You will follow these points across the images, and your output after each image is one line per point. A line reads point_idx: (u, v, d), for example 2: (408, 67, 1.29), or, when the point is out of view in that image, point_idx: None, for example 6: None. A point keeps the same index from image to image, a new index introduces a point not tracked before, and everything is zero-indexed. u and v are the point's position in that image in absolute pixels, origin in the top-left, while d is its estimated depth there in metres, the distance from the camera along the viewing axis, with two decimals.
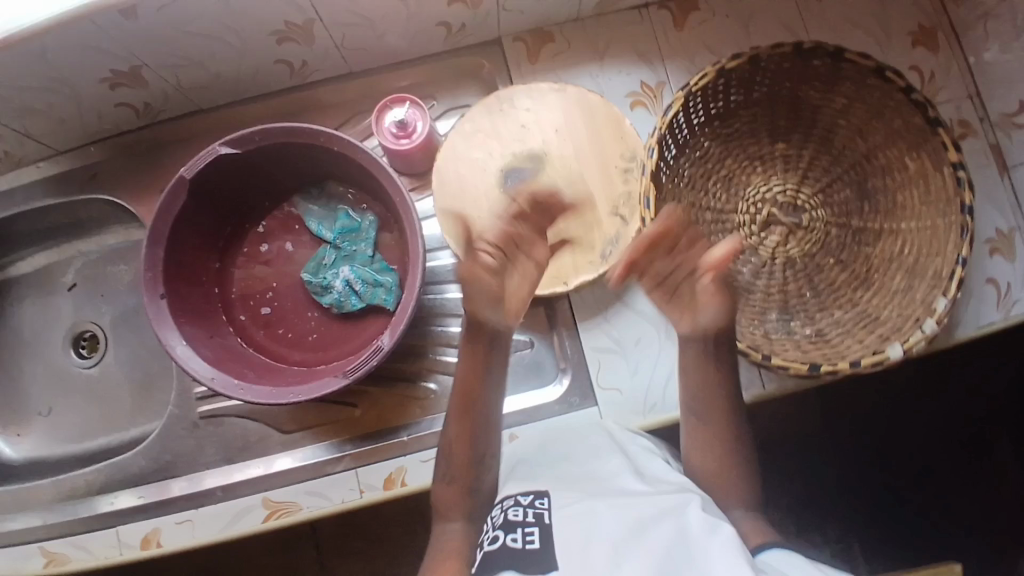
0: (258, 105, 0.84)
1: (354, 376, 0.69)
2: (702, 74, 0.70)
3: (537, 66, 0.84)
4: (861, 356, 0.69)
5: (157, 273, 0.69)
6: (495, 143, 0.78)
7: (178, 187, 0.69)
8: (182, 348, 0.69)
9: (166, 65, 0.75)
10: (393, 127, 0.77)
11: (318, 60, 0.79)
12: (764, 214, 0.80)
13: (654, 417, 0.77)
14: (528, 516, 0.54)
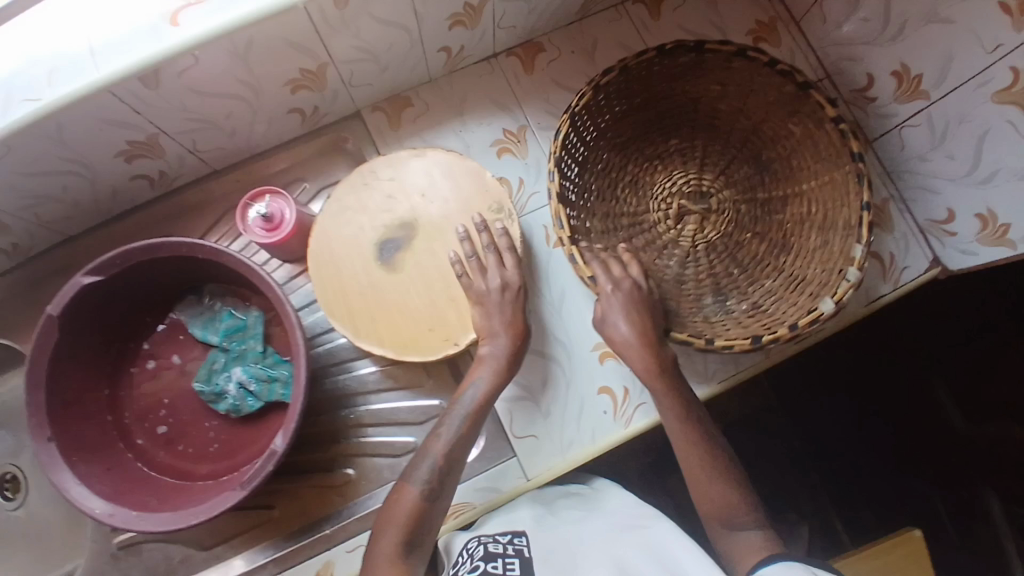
0: (131, 222, 0.84)
1: (250, 487, 0.65)
2: (580, 94, 0.70)
3: (400, 132, 0.85)
4: (798, 318, 0.68)
5: (42, 418, 0.67)
6: (364, 217, 0.74)
7: (47, 325, 0.68)
8: (79, 489, 0.67)
9: (22, 205, 0.74)
10: (260, 222, 0.75)
11: (177, 168, 0.80)
12: (676, 206, 0.77)
13: (571, 457, 0.76)
14: (508, 549, 0.61)
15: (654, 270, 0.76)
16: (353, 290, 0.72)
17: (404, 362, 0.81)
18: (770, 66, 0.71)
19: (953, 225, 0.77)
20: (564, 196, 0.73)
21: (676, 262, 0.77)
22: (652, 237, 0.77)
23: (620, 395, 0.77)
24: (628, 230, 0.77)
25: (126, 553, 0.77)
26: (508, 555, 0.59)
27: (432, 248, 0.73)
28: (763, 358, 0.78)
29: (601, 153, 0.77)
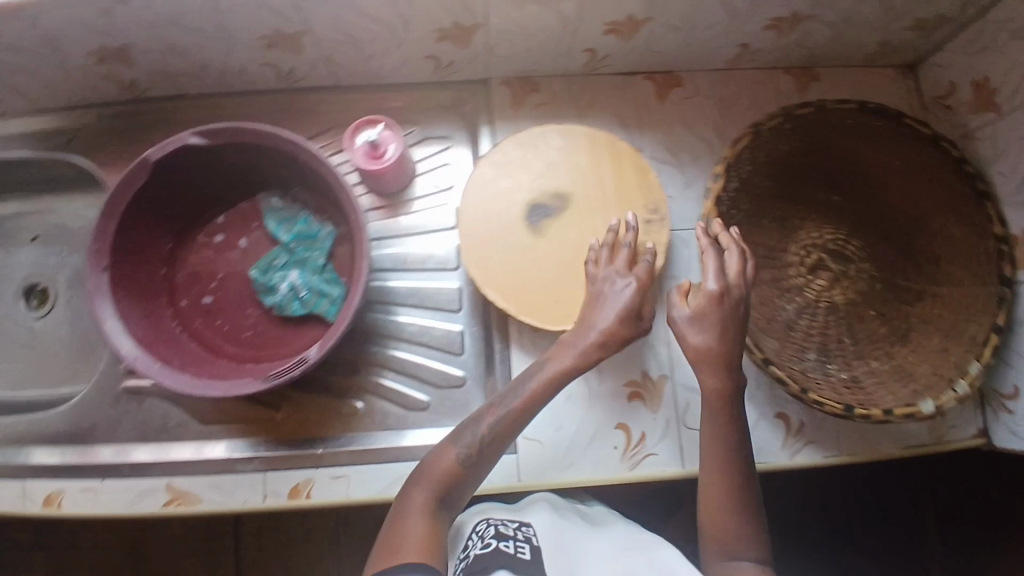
0: (244, 102, 0.87)
1: (274, 382, 0.68)
2: (771, 116, 0.77)
3: (519, 113, 0.86)
4: (894, 405, 0.73)
5: (104, 247, 0.70)
6: (522, 175, 0.73)
7: (142, 166, 0.70)
8: (115, 323, 0.69)
9: (157, 50, 0.76)
10: (366, 148, 0.79)
11: (305, 69, 0.82)
12: (814, 258, 0.83)
13: (569, 475, 0.77)
14: (516, 534, 0.64)
15: (773, 307, 0.80)
16: (491, 239, 0.70)
17: (445, 325, 0.83)
18: (957, 164, 0.76)
19: (1015, 403, 0.76)
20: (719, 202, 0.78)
21: (794, 308, 0.81)
22: (783, 276, 0.82)
23: (634, 436, 0.77)
24: (765, 260, 0.81)
25: (128, 399, 0.80)
26: (518, 540, 0.63)
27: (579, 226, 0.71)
28: (788, 460, 0.78)
29: (768, 183, 0.83)
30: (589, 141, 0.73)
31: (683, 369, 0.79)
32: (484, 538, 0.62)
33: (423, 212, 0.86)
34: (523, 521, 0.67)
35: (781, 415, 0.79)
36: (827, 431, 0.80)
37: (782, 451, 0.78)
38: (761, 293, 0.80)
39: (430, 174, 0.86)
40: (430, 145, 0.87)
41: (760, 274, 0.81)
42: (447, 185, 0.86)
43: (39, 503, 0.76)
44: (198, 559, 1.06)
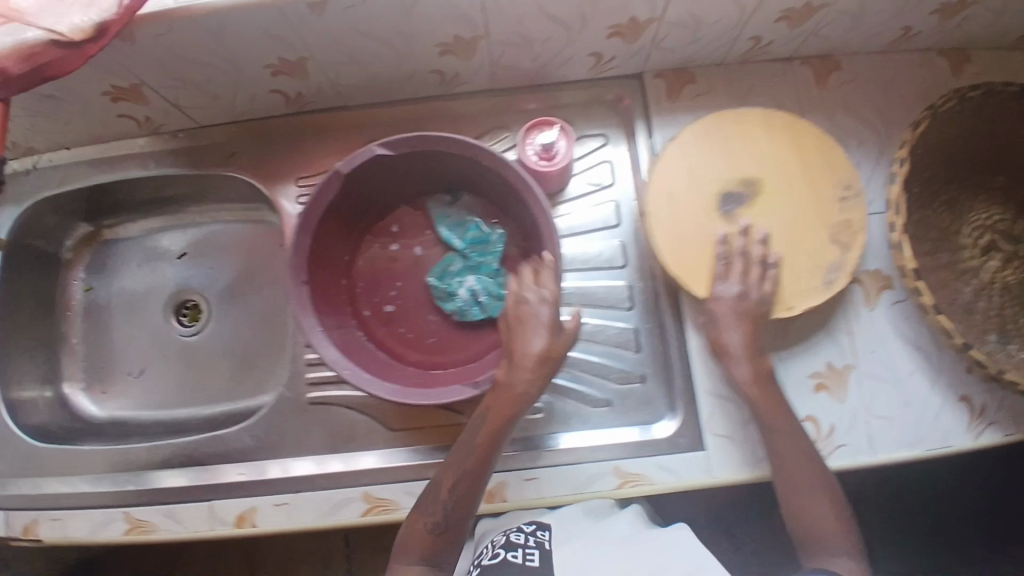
0: (399, 109, 0.87)
1: (485, 386, 0.68)
2: (948, 97, 0.76)
3: (677, 104, 0.83)
4: None
5: (303, 260, 0.69)
6: (711, 160, 0.70)
7: (332, 177, 0.69)
8: (320, 336, 0.69)
9: (331, 61, 0.76)
10: (535, 154, 0.77)
11: (469, 73, 0.81)
12: (987, 239, 0.82)
13: (760, 471, 0.77)
14: (529, 540, 0.73)
15: (952, 289, 0.79)
16: (693, 227, 0.68)
17: (619, 325, 0.83)
18: None
19: None
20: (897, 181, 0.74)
21: (971, 290, 0.80)
22: (957, 259, 0.81)
23: (823, 427, 0.78)
24: (939, 241, 0.81)
25: (313, 410, 0.83)
26: (527, 545, 0.72)
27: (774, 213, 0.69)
28: (972, 443, 0.79)
29: (940, 166, 0.82)
30: (766, 120, 0.70)
31: (867, 357, 0.79)
32: (495, 548, 0.73)
33: (586, 211, 0.84)
34: (542, 524, 0.75)
35: (965, 399, 0.79)
36: (1009, 413, 0.79)
37: (967, 435, 0.78)
38: (939, 275, 0.79)
39: (590, 172, 0.84)
40: (588, 142, 0.85)
41: (936, 257, 0.80)
42: (609, 181, 0.84)
43: (232, 523, 0.80)
44: (314, 556, 1.18)
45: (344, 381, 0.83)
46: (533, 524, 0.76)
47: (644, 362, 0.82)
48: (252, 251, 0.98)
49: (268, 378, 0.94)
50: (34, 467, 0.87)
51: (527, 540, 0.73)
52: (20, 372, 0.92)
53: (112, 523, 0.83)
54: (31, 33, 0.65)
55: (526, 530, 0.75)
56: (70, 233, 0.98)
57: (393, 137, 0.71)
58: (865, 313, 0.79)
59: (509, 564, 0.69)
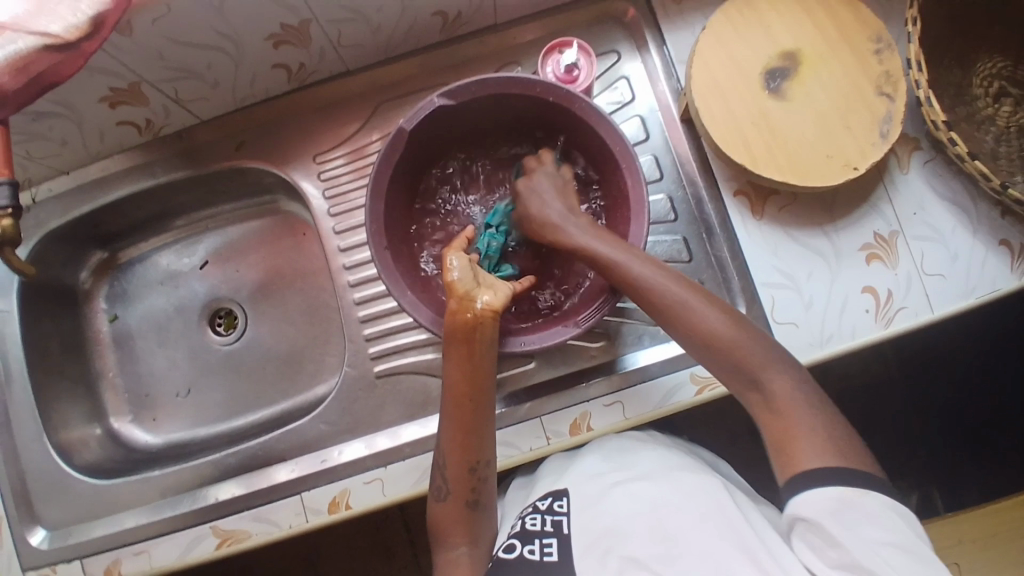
0: (408, 63, 0.85)
1: (588, 322, 0.70)
2: None
3: (683, 7, 0.83)
4: None
5: (380, 227, 0.69)
6: (745, 49, 0.77)
7: (398, 138, 0.70)
8: (412, 297, 0.69)
9: (335, 20, 0.75)
10: (560, 73, 0.77)
11: (471, 11, 0.80)
12: (997, 87, 0.84)
13: (830, 348, 0.79)
14: (545, 526, 0.65)
15: (975, 139, 0.83)
16: (740, 114, 0.75)
17: (666, 237, 0.83)
18: None
19: None
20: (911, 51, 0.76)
21: (992, 137, 0.83)
22: (973, 111, 0.84)
23: (883, 296, 0.79)
24: (953, 97, 0.84)
25: (383, 383, 0.79)
26: (545, 534, 0.64)
27: (820, 78, 0.75)
28: (1019, 283, 0.79)
29: (941, 23, 0.84)
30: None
31: (911, 221, 0.80)
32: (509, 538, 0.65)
33: None
34: (558, 493, 0.69)
35: (1005, 242, 0.80)
36: None
37: (1012, 276, 0.79)
38: (960, 129, 0.83)
39: (609, 92, 0.85)
40: (601, 62, 0.86)
41: (954, 112, 0.83)
42: (630, 98, 0.85)
43: (326, 510, 0.75)
44: (374, 548, 1.07)
45: (411, 346, 0.79)
46: (548, 496, 0.69)
47: (699, 269, 0.83)
48: (277, 244, 0.94)
49: (320, 370, 0.90)
50: (100, 507, 0.83)
51: (546, 527, 0.65)
52: (65, 413, 0.89)
53: (200, 540, 0.77)
54: (23, 41, 0.63)
55: (541, 508, 0.68)
56: (84, 263, 0.94)
57: (450, 88, 0.71)
58: (901, 178, 0.81)
59: (527, 561, 0.61)
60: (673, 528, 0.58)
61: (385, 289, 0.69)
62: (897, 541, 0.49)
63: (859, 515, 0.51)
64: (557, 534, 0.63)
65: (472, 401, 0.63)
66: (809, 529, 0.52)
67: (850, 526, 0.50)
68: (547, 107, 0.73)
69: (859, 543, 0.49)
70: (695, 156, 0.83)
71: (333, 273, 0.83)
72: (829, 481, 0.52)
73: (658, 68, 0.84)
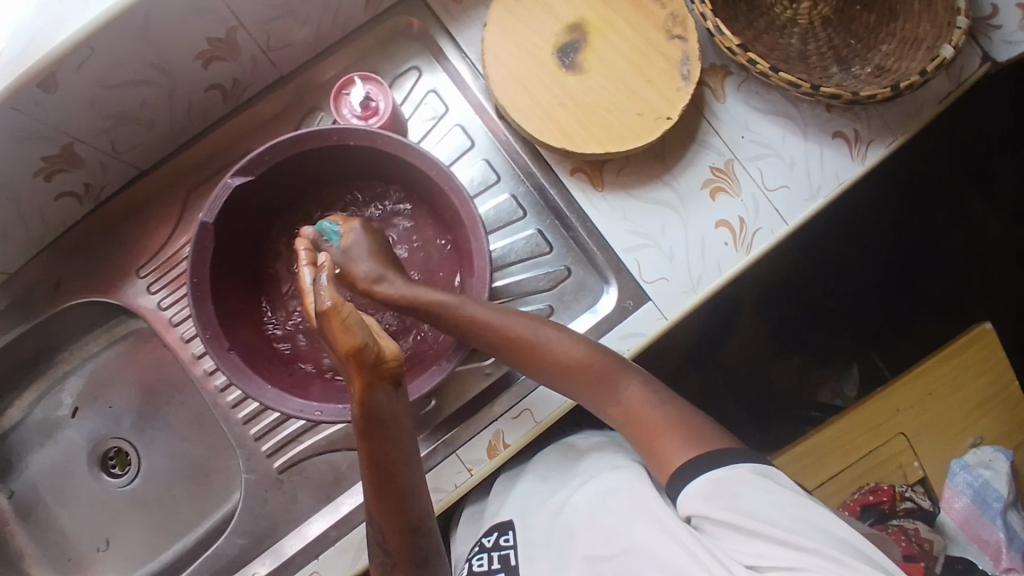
0: (211, 137, 0.78)
1: (458, 357, 0.69)
2: None
3: (465, 4, 0.80)
4: (925, 69, 0.78)
5: (216, 329, 0.65)
6: (532, 33, 0.75)
7: (204, 235, 0.65)
8: (272, 391, 0.65)
9: (101, 132, 0.68)
10: (359, 110, 0.72)
11: (248, 74, 0.74)
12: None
13: (703, 290, 0.79)
14: (493, 563, 0.65)
15: (781, 46, 0.83)
16: (545, 99, 0.74)
17: (521, 236, 0.82)
18: None
19: (999, 18, 0.90)
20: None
21: (797, 39, 0.84)
22: (772, 19, 0.85)
23: (738, 225, 0.80)
24: (751, 13, 0.84)
25: (288, 476, 0.76)
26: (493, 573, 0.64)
27: (611, 41, 0.75)
28: (862, 167, 0.82)
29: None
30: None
31: (742, 145, 0.81)
32: None
33: (437, 147, 0.82)
34: (502, 526, 0.69)
35: (838, 134, 0.82)
36: (878, 124, 0.83)
37: (854, 162, 0.81)
38: (764, 41, 0.83)
39: (420, 110, 0.82)
40: (402, 83, 0.82)
41: (754, 28, 0.83)
42: (444, 110, 0.82)
43: None
44: None
45: (303, 431, 0.76)
46: (493, 531, 0.69)
47: (561, 257, 0.82)
48: (144, 365, 0.88)
49: (232, 476, 0.87)
50: None
51: (493, 565, 0.65)
52: None
53: None
54: None
55: (488, 545, 0.67)
56: None
57: (242, 163, 0.67)
58: (721, 109, 0.81)
59: None
60: (607, 527, 0.59)
61: (239, 390, 0.65)
62: (776, 498, 0.52)
63: (736, 488, 0.53)
64: (504, 569, 0.64)
65: (402, 467, 0.56)
66: (711, 523, 0.53)
67: (735, 500, 0.52)
68: (353, 151, 0.69)
69: (751, 513, 0.51)
70: (523, 149, 0.81)
71: (198, 381, 0.78)
72: (724, 460, 0.55)
73: (462, 72, 0.81)
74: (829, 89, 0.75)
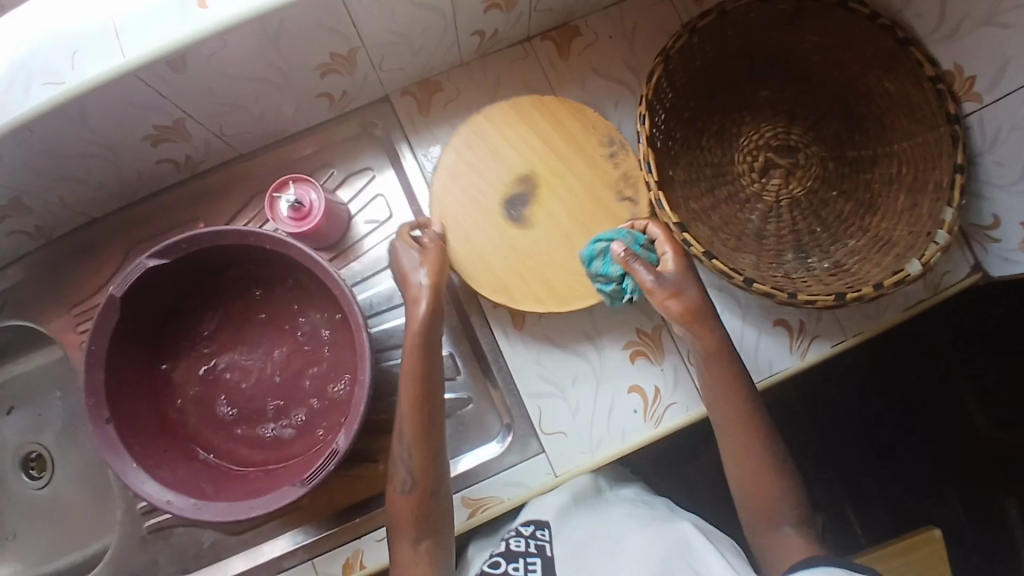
0: (170, 196, 0.84)
1: (312, 482, 0.65)
2: (677, 36, 0.75)
3: (430, 119, 0.84)
4: (882, 278, 0.74)
5: (100, 399, 0.67)
6: (482, 175, 0.77)
7: (108, 310, 0.67)
8: (135, 472, 0.67)
9: (50, 189, 0.74)
10: (290, 212, 0.74)
11: (200, 152, 0.79)
12: (761, 160, 0.84)
13: (600, 453, 0.78)
14: (530, 546, 0.66)
15: (738, 221, 0.83)
16: (487, 241, 0.76)
17: None
18: (872, 19, 0.75)
19: (999, 231, 0.79)
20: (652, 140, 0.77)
21: (758, 216, 0.83)
22: (736, 189, 0.84)
23: (651, 395, 0.78)
24: (714, 179, 0.83)
25: (155, 537, 0.80)
26: (529, 554, 0.65)
27: (558, 198, 0.77)
28: (799, 362, 0.82)
29: (698, 102, 0.83)
30: (516, 108, 0.78)
31: None
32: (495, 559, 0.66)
33: (373, 250, 0.83)
34: (541, 521, 0.70)
35: (781, 322, 0.82)
36: (828, 322, 0.82)
37: (792, 356, 0.81)
38: (721, 212, 0.82)
39: (365, 211, 0.84)
40: (355, 181, 0.84)
41: (715, 195, 0.83)
42: (387, 215, 0.84)
43: None
44: None
45: None
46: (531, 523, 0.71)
47: (466, 385, 0.82)
48: None
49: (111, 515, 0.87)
50: None
51: (528, 547, 0.66)
52: None
53: None
54: None
55: (525, 533, 0.69)
56: None
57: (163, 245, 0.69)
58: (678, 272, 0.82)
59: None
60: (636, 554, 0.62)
61: (106, 460, 0.67)
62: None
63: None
64: (541, 554, 0.65)
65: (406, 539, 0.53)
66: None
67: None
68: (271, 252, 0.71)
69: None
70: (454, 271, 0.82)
71: None
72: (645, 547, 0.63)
73: (414, 183, 0.84)
74: (762, 286, 0.72)
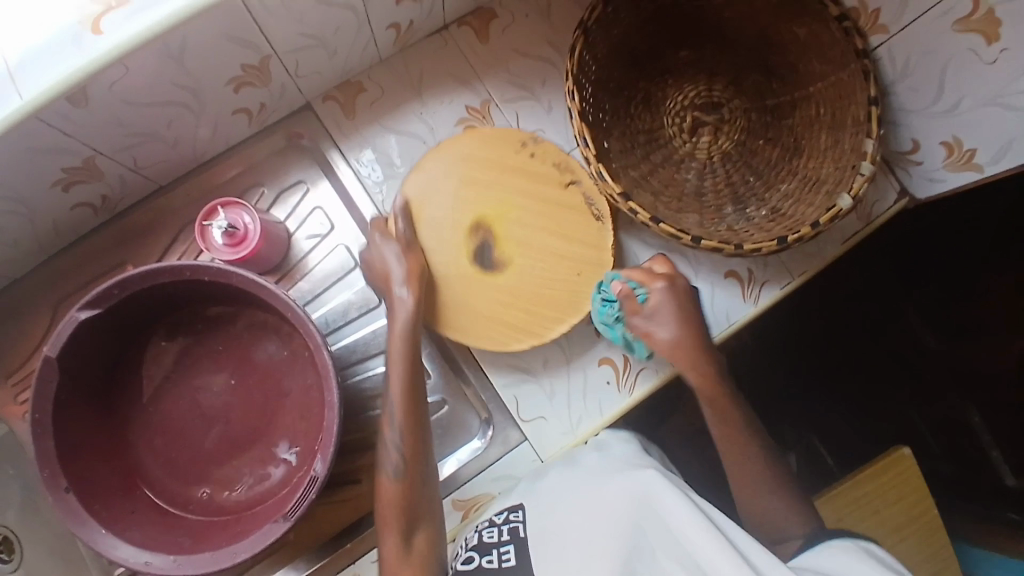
0: (92, 241, 0.78)
1: (296, 514, 0.62)
2: (592, 7, 0.74)
3: (357, 121, 0.81)
4: (818, 216, 0.76)
5: (54, 468, 0.63)
6: (433, 204, 0.77)
7: (45, 371, 0.62)
8: (104, 537, 0.63)
9: None
10: (224, 239, 0.70)
11: (118, 189, 0.75)
12: (689, 120, 0.85)
13: (581, 432, 0.79)
14: (502, 534, 0.64)
15: (677, 182, 0.84)
16: (453, 265, 0.77)
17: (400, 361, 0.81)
18: None
19: (919, 155, 0.84)
20: (584, 114, 0.78)
21: (695, 174, 0.85)
22: (670, 151, 0.85)
23: (621, 363, 0.79)
24: (648, 145, 0.84)
25: None
26: (502, 543, 0.63)
27: (513, 221, 0.78)
28: (754, 308, 0.84)
29: (621, 71, 0.83)
30: (455, 150, 0.78)
31: None
32: (468, 552, 0.64)
33: (319, 266, 0.81)
34: (513, 507, 0.69)
35: (732, 273, 0.84)
36: (774, 267, 0.84)
37: (747, 305, 0.84)
38: (659, 176, 0.83)
39: (305, 227, 0.81)
40: (289, 197, 0.81)
41: (650, 160, 0.84)
42: (329, 228, 0.81)
43: None
44: None
45: None
46: (504, 510, 0.69)
47: (438, 386, 0.81)
48: None
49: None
50: None
51: (502, 536, 0.64)
52: None
53: None
54: None
55: (498, 520, 0.67)
56: None
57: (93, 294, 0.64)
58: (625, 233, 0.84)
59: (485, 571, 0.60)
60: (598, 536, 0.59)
61: (71, 532, 0.63)
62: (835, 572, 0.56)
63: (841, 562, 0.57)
64: (513, 540, 0.63)
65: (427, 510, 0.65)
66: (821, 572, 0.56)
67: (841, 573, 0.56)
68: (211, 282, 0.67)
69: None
70: None
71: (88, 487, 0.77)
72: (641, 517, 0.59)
73: (349, 189, 0.81)
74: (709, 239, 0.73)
